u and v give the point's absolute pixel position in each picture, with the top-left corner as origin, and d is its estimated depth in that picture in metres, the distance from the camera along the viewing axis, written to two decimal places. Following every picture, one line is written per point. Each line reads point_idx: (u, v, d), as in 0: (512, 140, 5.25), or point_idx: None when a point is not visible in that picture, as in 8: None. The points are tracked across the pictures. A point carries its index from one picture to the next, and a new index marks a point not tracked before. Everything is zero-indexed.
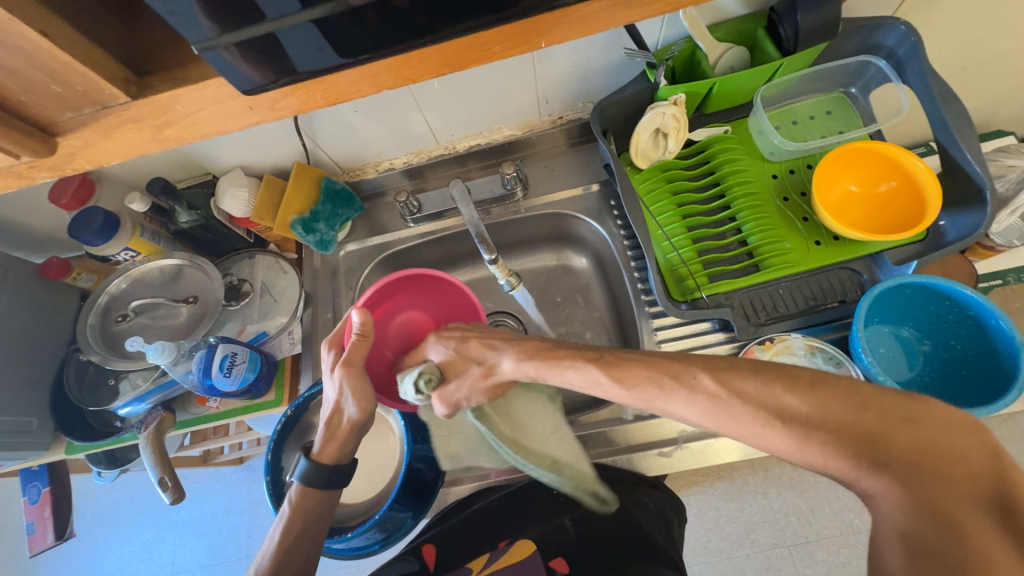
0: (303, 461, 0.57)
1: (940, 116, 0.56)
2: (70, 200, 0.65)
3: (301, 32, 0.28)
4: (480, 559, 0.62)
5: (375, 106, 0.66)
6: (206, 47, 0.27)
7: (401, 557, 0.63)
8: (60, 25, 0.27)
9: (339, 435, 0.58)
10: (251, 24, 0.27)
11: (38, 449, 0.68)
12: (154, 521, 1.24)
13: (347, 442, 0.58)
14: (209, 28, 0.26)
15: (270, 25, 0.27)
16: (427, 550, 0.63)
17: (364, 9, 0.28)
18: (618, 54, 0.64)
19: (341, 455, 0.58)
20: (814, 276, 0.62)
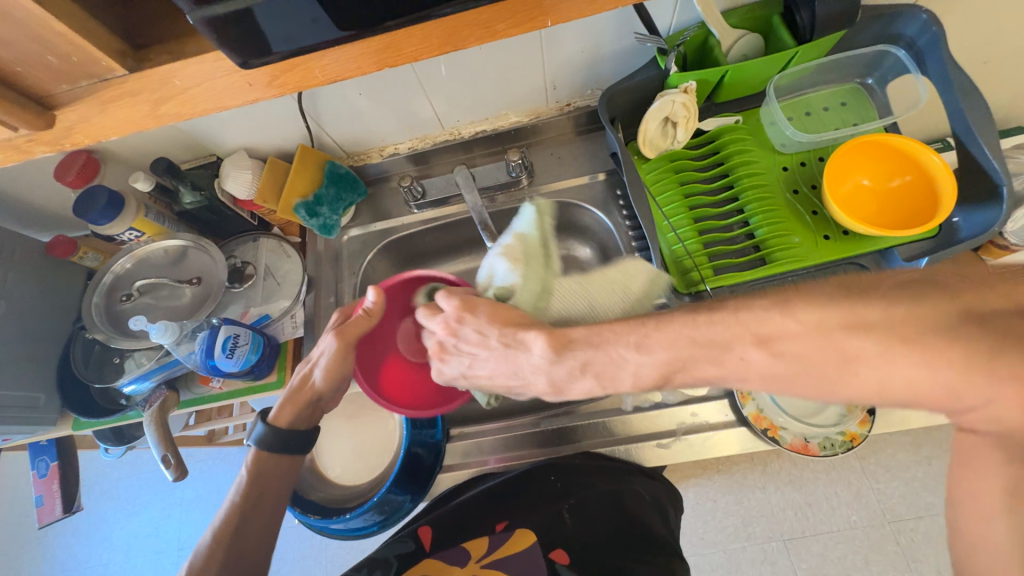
0: (260, 427, 0.57)
1: (959, 109, 0.54)
2: (75, 178, 0.65)
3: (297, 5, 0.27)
4: (481, 544, 0.62)
5: (379, 88, 0.65)
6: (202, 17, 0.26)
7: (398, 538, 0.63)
8: None
9: (301, 401, 0.57)
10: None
11: (45, 424, 0.69)
12: (160, 497, 1.27)
13: (306, 408, 0.58)
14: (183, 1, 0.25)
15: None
16: (423, 532, 0.62)
17: None
18: (628, 39, 0.63)
19: (300, 421, 0.58)
20: (822, 271, 0.61)
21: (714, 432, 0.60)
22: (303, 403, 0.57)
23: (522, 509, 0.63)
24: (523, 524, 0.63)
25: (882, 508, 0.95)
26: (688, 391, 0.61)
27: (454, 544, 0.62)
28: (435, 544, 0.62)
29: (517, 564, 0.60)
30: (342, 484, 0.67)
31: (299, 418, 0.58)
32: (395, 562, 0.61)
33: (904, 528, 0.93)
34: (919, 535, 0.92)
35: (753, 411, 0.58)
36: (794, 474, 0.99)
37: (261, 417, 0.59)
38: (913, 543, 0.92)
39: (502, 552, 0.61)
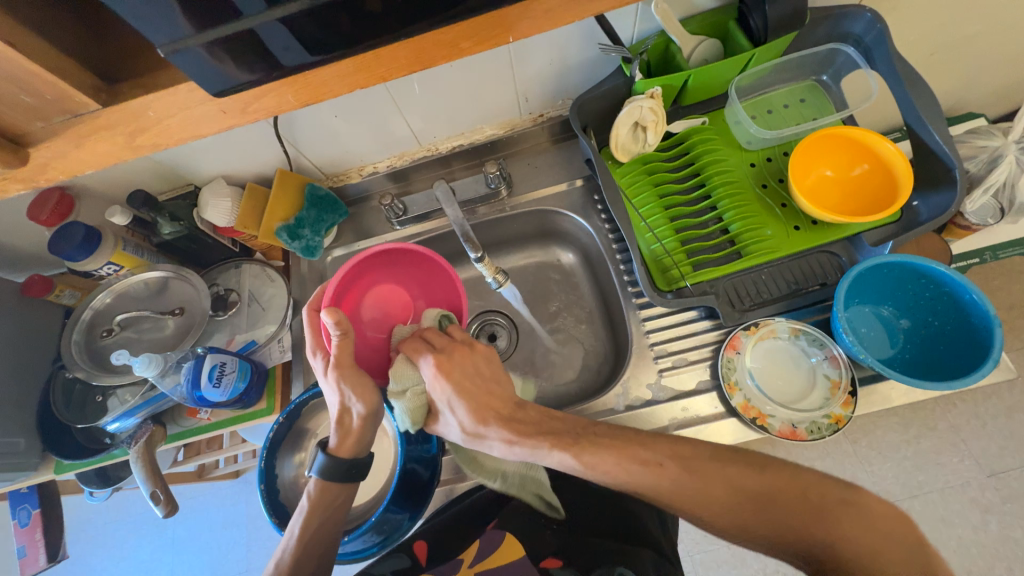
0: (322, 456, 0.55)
1: (908, 100, 0.57)
2: (49, 216, 0.64)
3: (265, 32, 0.28)
4: (472, 549, 0.60)
5: (355, 110, 0.66)
6: (173, 50, 0.27)
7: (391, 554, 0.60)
8: (27, 35, 0.27)
9: (354, 431, 0.56)
10: (226, 22, 0.27)
11: (26, 469, 0.67)
12: (150, 538, 1.23)
13: (363, 435, 0.57)
14: (187, 27, 0.27)
15: (245, 23, 0.28)
16: (418, 546, 0.61)
17: (331, 9, 0.28)
18: (593, 49, 0.65)
19: (360, 447, 0.57)
20: (796, 260, 0.63)
21: (706, 423, 0.61)
22: (366, 424, 0.56)
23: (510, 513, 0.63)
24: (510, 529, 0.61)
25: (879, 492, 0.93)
26: (676, 387, 0.63)
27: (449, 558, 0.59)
28: (432, 559, 0.59)
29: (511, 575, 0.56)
30: None
31: (359, 442, 0.57)
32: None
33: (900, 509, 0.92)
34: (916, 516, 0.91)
35: (741, 400, 0.59)
36: None
37: (320, 446, 0.57)
38: None
39: (492, 561, 0.58)
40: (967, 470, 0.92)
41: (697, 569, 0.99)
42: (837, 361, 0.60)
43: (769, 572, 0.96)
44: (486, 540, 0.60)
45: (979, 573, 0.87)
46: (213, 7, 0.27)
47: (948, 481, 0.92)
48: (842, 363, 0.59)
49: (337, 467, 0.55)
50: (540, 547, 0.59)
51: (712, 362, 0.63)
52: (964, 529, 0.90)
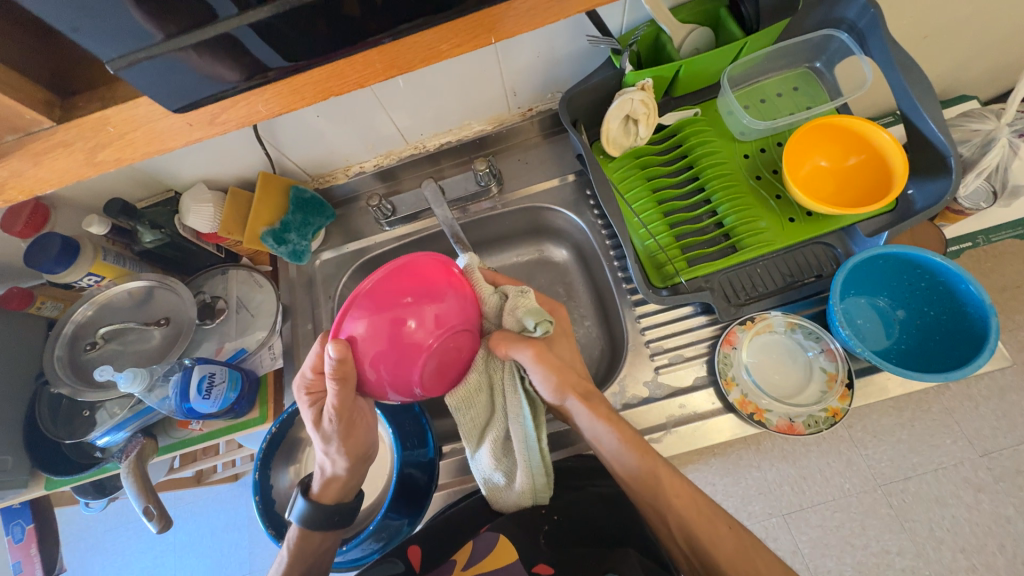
0: (304, 502, 0.55)
1: (902, 87, 0.56)
2: (24, 227, 0.62)
3: (220, 38, 0.27)
4: (464, 551, 0.57)
5: (338, 109, 0.64)
6: (123, 65, 0.27)
7: (385, 558, 0.56)
8: None
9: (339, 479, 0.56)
10: (184, 32, 0.27)
11: (16, 486, 0.66)
12: (151, 543, 1.22)
13: (348, 481, 0.56)
14: (147, 35, 0.26)
15: (220, 27, 0.27)
16: (412, 552, 0.57)
17: (296, 10, 0.27)
18: (581, 41, 0.63)
19: (352, 492, 0.58)
20: (791, 253, 0.62)
21: (704, 421, 0.60)
22: (347, 470, 0.55)
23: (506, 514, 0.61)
24: (503, 531, 0.57)
25: (873, 474, 0.93)
26: (673, 384, 0.63)
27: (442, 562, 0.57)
28: (426, 565, 0.56)
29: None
30: None
31: (344, 490, 0.56)
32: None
33: (896, 490, 0.92)
34: (910, 496, 0.91)
35: (738, 396, 0.59)
36: (786, 449, 0.94)
37: (301, 490, 0.56)
38: (905, 504, 0.91)
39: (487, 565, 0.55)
40: (959, 450, 0.93)
41: None
42: (833, 355, 0.59)
43: None
44: (482, 542, 0.57)
45: (972, 551, 0.89)
46: (163, 14, 0.26)
47: (941, 462, 0.93)
48: (839, 356, 0.59)
49: (320, 513, 0.54)
50: (532, 553, 0.55)
51: (708, 358, 0.63)
52: (958, 508, 0.91)
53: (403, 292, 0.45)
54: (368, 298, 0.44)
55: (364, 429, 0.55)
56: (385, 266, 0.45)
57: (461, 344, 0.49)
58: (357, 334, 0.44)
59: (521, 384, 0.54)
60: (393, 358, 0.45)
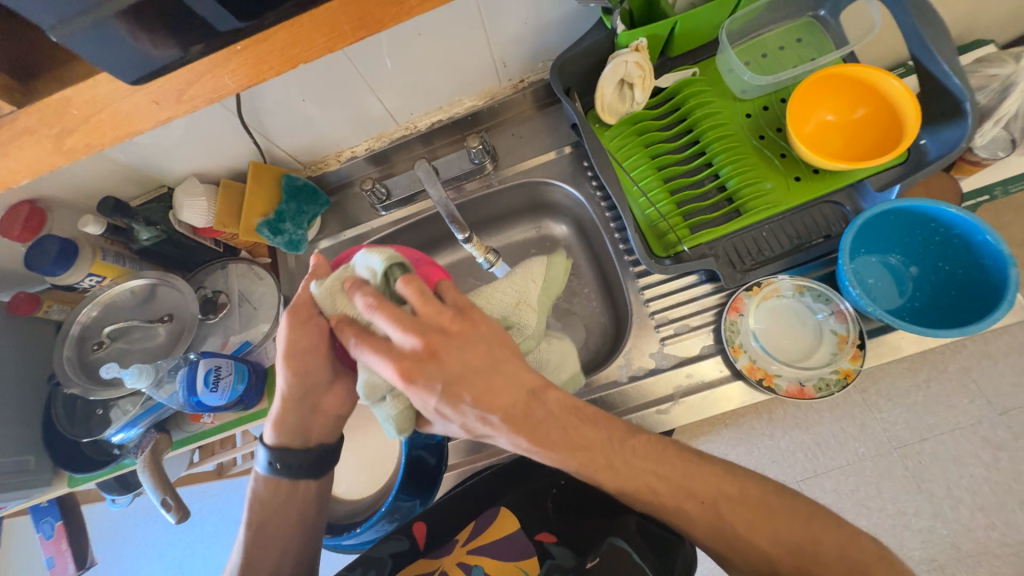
0: (266, 451, 0.52)
1: (913, 28, 0.52)
2: (21, 230, 0.62)
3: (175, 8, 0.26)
4: (467, 529, 0.59)
5: (322, 91, 0.62)
6: (65, 33, 0.24)
7: (391, 535, 0.57)
8: None
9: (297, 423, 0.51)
10: None
11: (39, 485, 0.67)
12: (180, 534, 1.26)
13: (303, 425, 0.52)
14: None
15: None
16: (417, 528, 0.59)
17: None
18: (570, 3, 0.60)
19: (322, 438, 0.54)
20: (798, 214, 0.60)
21: (714, 389, 0.60)
22: (287, 408, 0.50)
23: (514, 489, 0.62)
24: (505, 504, 0.60)
25: (888, 436, 0.92)
26: (680, 354, 0.62)
27: (447, 540, 0.59)
28: (432, 542, 0.59)
29: (505, 551, 0.56)
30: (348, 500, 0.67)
31: (305, 431, 0.52)
32: (389, 562, 0.55)
33: (912, 452, 0.91)
34: (927, 457, 0.90)
35: (747, 363, 0.58)
36: (799, 416, 0.93)
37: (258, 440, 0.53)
38: (921, 465, 0.90)
39: (489, 537, 0.58)
40: (977, 409, 0.91)
41: None
42: (844, 316, 0.58)
43: None
44: (482, 517, 0.60)
45: (991, 509, 0.88)
46: None
47: (959, 421, 0.91)
48: (850, 317, 0.57)
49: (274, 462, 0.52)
50: (535, 523, 0.59)
51: (715, 326, 0.62)
52: (976, 467, 0.89)
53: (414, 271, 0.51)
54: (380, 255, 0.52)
55: (313, 347, 0.49)
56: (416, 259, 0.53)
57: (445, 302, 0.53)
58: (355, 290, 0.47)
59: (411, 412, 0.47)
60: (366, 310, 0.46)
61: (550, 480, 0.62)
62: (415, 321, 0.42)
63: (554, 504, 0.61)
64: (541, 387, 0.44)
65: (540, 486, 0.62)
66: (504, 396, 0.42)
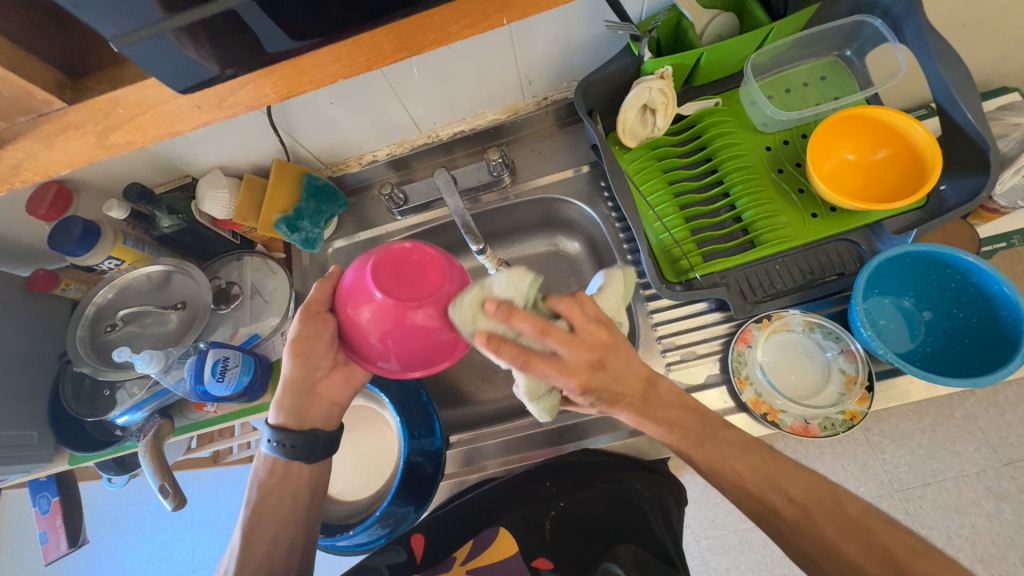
0: (269, 430, 0.53)
1: (938, 76, 0.53)
2: (47, 210, 0.63)
3: (232, 18, 0.27)
4: (465, 548, 0.60)
5: (351, 96, 0.64)
6: (126, 42, 0.26)
7: (388, 547, 0.60)
8: None
9: (306, 401, 0.54)
10: (196, 6, 0.27)
11: (41, 460, 0.68)
12: (170, 520, 1.27)
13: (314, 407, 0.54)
14: (150, 18, 0.26)
15: (223, 3, 0.27)
16: (416, 541, 0.60)
17: None
18: (599, 27, 0.61)
19: (319, 421, 0.55)
20: (812, 250, 0.60)
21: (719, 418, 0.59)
22: (287, 388, 0.53)
23: (512, 510, 0.61)
24: (505, 523, 0.60)
25: (890, 479, 0.90)
26: (685, 381, 0.61)
27: (442, 559, 0.60)
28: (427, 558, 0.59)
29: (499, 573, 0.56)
30: (342, 501, 0.66)
31: (303, 410, 0.54)
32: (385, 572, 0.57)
33: (912, 497, 0.89)
34: (928, 503, 0.89)
35: (752, 395, 0.58)
36: (800, 451, 0.92)
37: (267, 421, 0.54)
38: (922, 511, 0.89)
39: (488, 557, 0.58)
40: (983, 458, 0.89)
41: (704, 555, 0.97)
42: (853, 355, 0.57)
43: (776, 559, 0.94)
44: (479, 539, 0.60)
45: (992, 561, 0.86)
46: None
47: (963, 469, 0.89)
48: (859, 358, 0.57)
49: (280, 440, 0.52)
50: (532, 546, 0.58)
51: (721, 356, 0.62)
52: (977, 517, 0.88)
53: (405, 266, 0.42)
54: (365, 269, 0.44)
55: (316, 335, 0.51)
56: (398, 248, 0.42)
57: (428, 266, 0.43)
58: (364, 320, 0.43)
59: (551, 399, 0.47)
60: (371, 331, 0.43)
61: (549, 501, 0.62)
62: (563, 364, 0.42)
63: (551, 527, 0.60)
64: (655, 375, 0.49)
65: (539, 507, 0.61)
66: (632, 385, 0.47)
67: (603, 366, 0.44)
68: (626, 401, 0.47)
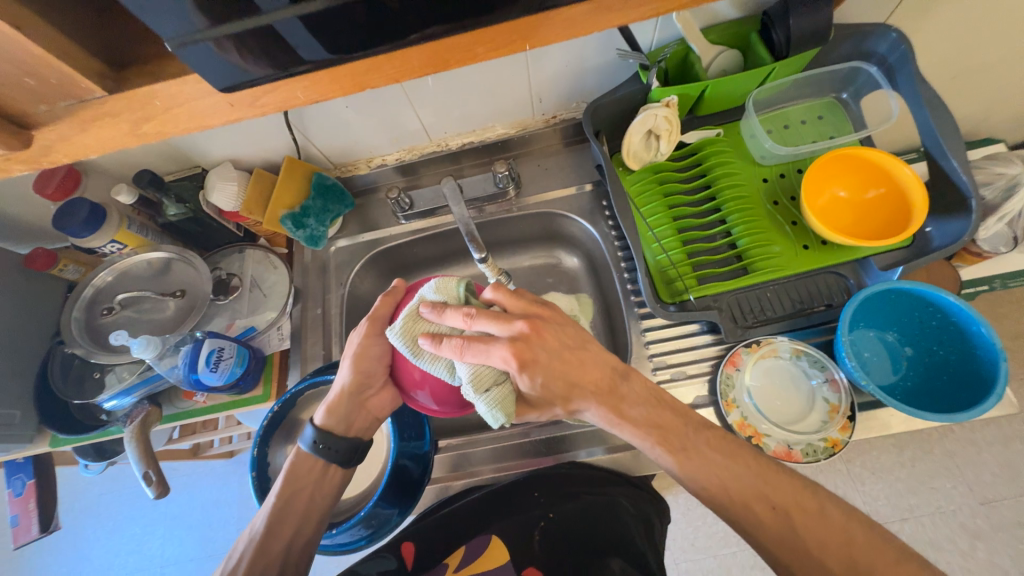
0: (312, 430, 0.54)
1: (928, 124, 0.56)
2: (55, 190, 0.64)
3: (278, 28, 0.29)
4: (456, 555, 0.63)
5: (367, 101, 0.66)
6: (180, 44, 0.28)
7: (379, 555, 0.62)
8: (40, 22, 0.28)
9: (357, 410, 0.55)
10: (242, 18, 0.28)
11: (22, 441, 0.67)
12: (142, 512, 1.24)
13: (362, 419, 0.56)
14: (201, 21, 0.27)
15: (263, 19, 0.28)
16: (406, 548, 0.62)
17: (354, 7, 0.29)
18: (611, 54, 0.64)
19: (363, 431, 0.56)
20: (802, 280, 0.62)
21: None
22: (343, 397, 0.53)
23: (499, 519, 0.64)
24: (495, 533, 0.63)
25: (868, 511, 0.92)
26: None
27: (434, 563, 0.62)
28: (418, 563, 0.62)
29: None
30: None
31: (351, 417, 0.55)
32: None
33: (890, 531, 0.91)
34: (905, 537, 0.90)
35: (738, 418, 0.59)
36: None
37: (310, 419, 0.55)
38: None
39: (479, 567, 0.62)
40: (960, 495, 0.91)
41: None
42: (836, 385, 0.59)
43: None
44: (473, 545, 0.63)
45: None
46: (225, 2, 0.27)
47: (940, 505, 0.91)
48: (842, 388, 0.59)
49: (322, 442, 0.53)
50: (521, 556, 0.62)
51: (711, 377, 0.63)
52: (952, 554, 0.89)
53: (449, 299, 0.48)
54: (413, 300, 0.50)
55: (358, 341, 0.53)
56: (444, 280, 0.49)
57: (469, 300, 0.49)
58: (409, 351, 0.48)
59: (500, 388, 0.46)
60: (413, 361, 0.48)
61: (539, 512, 0.64)
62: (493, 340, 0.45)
63: (540, 538, 0.63)
64: (625, 368, 0.51)
65: (529, 517, 0.64)
66: (591, 370, 0.49)
67: (537, 342, 0.47)
68: (597, 398, 0.50)
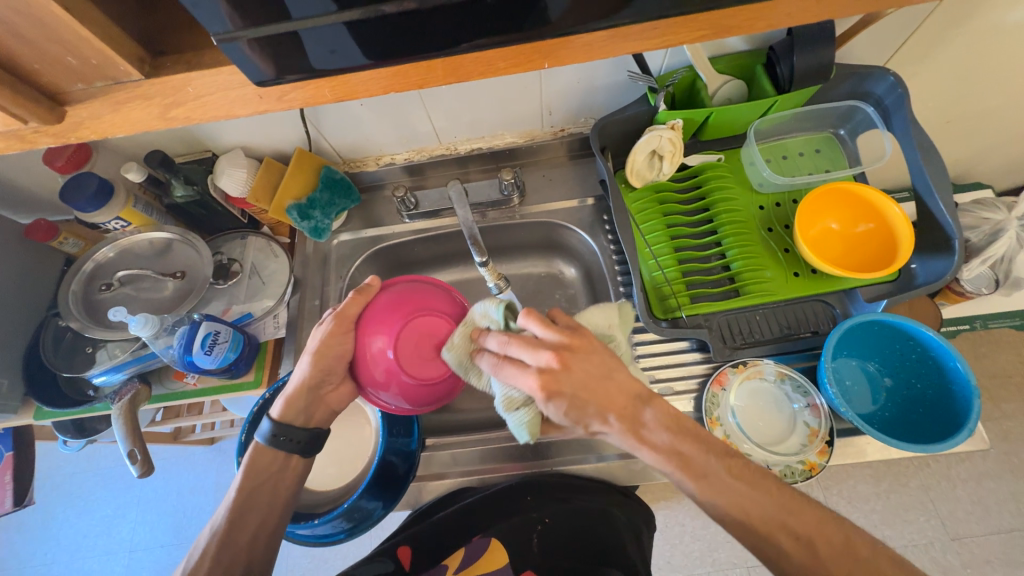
0: (269, 424, 0.54)
1: (919, 166, 0.59)
2: (64, 163, 0.64)
3: (320, 31, 0.30)
4: (456, 555, 0.65)
5: (380, 101, 0.67)
6: (227, 39, 0.30)
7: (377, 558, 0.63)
8: (87, 6, 0.29)
9: (318, 403, 0.55)
10: (271, 23, 0.30)
11: (6, 411, 0.67)
12: (116, 494, 1.22)
13: (322, 410, 0.56)
14: (247, 17, 0.29)
15: (291, 25, 0.30)
16: (404, 551, 0.64)
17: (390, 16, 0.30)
18: (621, 75, 0.67)
19: (325, 422, 0.57)
20: (791, 306, 0.64)
21: None
22: (300, 391, 0.54)
23: (496, 522, 0.66)
24: (495, 536, 0.66)
25: None
26: None
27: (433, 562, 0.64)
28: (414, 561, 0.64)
29: None
30: (311, 490, 0.66)
31: (310, 411, 0.55)
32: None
33: None
34: None
35: (720, 436, 0.60)
36: None
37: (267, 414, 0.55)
38: None
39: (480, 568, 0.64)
40: (932, 530, 0.93)
41: None
42: (818, 411, 0.61)
43: None
44: (472, 548, 0.66)
45: None
46: (261, 8, 0.29)
47: (912, 538, 0.93)
48: (823, 413, 0.60)
49: (278, 435, 0.53)
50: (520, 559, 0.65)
51: (697, 395, 0.65)
52: None
53: (427, 301, 0.52)
54: (387, 300, 0.52)
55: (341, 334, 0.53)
56: (422, 283, 0.53)
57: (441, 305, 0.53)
58: (381, 348, 0.50)
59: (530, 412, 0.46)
60: (388, 357, 0.50)
61: (536, 516, 0.66)
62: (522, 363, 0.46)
63: (538, 539, 0.66)
64: (648, 393, 0.48)
65: (526, 521, 0.66)
66: (617, 397, 0.47)
67: (564, 372, 0.45)
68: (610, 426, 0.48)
